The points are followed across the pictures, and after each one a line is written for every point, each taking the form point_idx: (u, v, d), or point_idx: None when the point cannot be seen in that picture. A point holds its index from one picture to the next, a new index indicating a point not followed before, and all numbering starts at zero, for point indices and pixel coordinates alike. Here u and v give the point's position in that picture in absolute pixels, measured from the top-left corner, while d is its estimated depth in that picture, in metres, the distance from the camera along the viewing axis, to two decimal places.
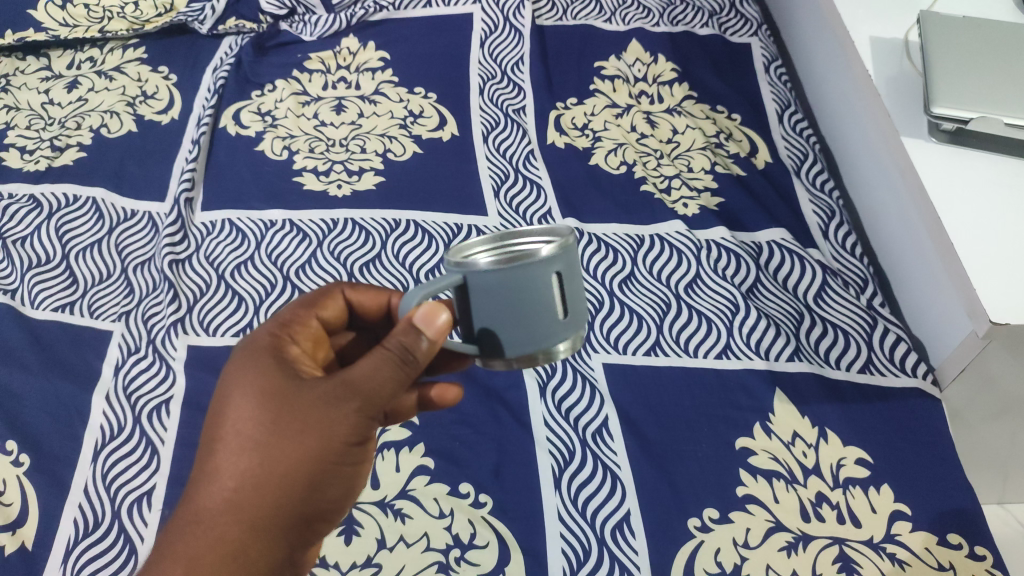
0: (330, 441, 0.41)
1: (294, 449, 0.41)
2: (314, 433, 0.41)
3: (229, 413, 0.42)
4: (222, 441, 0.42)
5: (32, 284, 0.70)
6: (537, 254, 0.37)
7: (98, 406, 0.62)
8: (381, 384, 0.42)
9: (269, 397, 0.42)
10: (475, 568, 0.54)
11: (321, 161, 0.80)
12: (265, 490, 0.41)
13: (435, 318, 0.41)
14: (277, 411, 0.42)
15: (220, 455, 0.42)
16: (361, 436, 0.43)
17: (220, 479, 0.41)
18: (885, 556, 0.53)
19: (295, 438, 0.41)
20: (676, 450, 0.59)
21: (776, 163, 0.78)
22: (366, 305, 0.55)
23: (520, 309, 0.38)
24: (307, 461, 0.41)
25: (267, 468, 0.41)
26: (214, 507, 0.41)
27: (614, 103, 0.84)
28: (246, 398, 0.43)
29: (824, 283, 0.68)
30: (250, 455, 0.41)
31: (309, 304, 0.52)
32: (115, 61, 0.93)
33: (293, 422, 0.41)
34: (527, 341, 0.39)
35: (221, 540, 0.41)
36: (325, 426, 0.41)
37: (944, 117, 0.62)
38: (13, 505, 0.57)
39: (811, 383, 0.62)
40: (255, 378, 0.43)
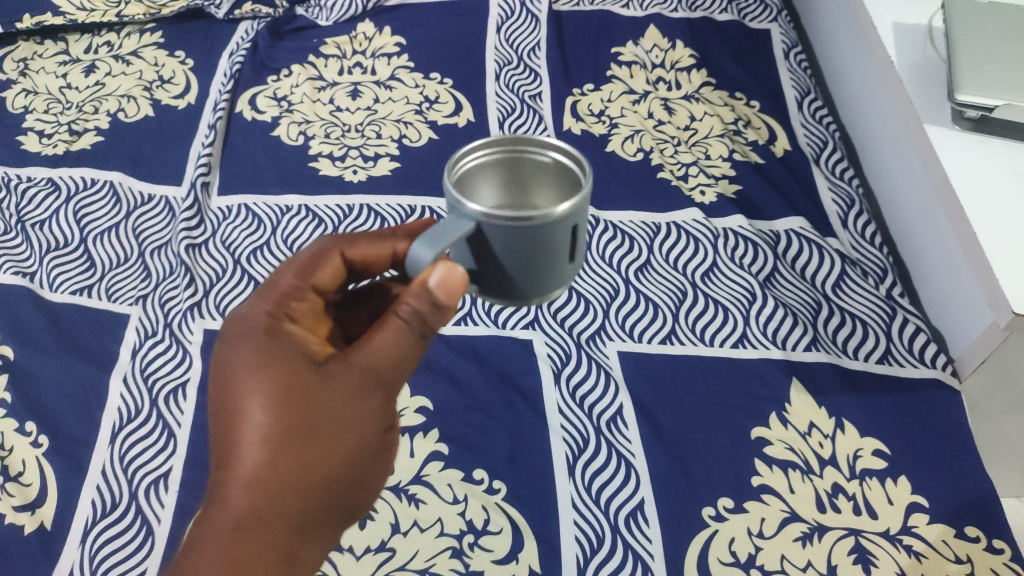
0: (356, 423, 0.43)
1: (324, 435, 0.42)
2: (340, 416, 0.42)
3: (247, 403, 0.42)
4: (242, 436, 0.42)
5: (50, 267, 0.71)
6: (557, 215, 0.36)
7: (115, 388, 0.63)
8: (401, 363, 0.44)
9: (285, 385, 0.42)
10: (488, 554, 0.54)
11: (337, 146, 0.80)
12: (296, 478, 0.41)
13: (453, 283, 0.40)
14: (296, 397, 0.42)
15: (244, 453, 0.42)
16: (382, 418, 0.45)
17: (248, 476, 0.41)
18: (902, 547, 0.53)
19: (322, 423, 0.42)
20: (691, 439, 0.59)
21: (795, 151, 0.77)
22: (363, 257, 0.51)
23: (531, 258, 0.38)
24: (336, 446, 0.42)
25: (295, 455, 0.41)
26: (245, 504, 0.41)
27: (631, 90, 0.83)
28: (260, 387, 0.42)
29: (843, 273, 0.67)
30: (277, 449, 0.41)
31: (301, 270, 0.49)
32: (132, 45, 0.94)
33: (317, 406, 0.42)
34: (529, 283, 0.41)
35: (257, 533, 0.41)
36: (350, 408, 0.43)
37: (967, 105, 0.61)
38: (32, 485, 0.58)
39: (828, 374, 0.61)
40: (270, 369, 0.43)
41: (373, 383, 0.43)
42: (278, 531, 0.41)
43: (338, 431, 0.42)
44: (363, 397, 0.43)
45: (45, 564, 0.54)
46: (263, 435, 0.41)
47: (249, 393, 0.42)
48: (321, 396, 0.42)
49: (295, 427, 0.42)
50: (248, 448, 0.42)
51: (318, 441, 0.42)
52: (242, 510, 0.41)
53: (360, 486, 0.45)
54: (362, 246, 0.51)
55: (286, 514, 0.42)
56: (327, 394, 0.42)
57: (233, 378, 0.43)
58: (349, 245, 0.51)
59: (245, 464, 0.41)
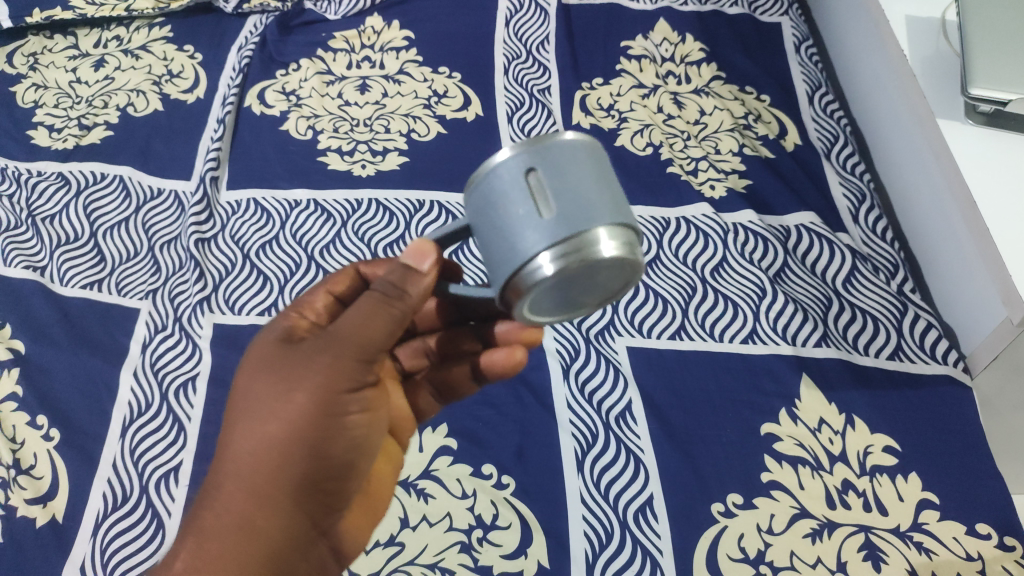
0: (319, 396, 0.42)
1: (291, 411, 0.42)
2: (302, 389, 0.43)
3: (238, 390, 0.45)
4: (233, 423, 0.44)
5: (60, 261, 0.71)
6: (552, 135, 0.35)
7: (126, 382, 0.63)
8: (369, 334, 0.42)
9: (268, 368, 0.44)
10: (497, 549, 0.54)
11: (346, 141, 0.80)
12: (267, 454, 0.43)
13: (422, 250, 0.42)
14: (270, 373, 0.44)
15: (232, 440, 0.44)
16: (354, 384, 0.44)
17: (233, 462, 0.43)
18: (912, 544, 0.53)
19: (286, 398, 0.43)
20: (701, 435, 0.59)
21: (805, 146, 0.76)
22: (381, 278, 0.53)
23: (539, 193, 0.34)
24: (300, 421, 0.42)
25: (268, 435, 0.43)
26: (231, 492, 0.43)
27: (641, 83, 0.83)
28: (249, 373, 0.45)
29: (854, 268, 0.67)
30: (253, 433, 0.43)
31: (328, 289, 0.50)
32: (141, 39, 0.93)
33: (286, 382, 0.43)
34: (549, 230, 0.34)
35: (240, 517, 0.43)
36: (311, 381, 0.43)
37: (981, 99, 0.61)
38: (44, 478, 0.58)
39: (839, 370, 0.61)
40: (257, 358, 0.45)
41: (341, 352, 0.43)
42: (253, 509, 0.43)
43: (301, 406, 0.42)
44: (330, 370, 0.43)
45: (58, 557, 0.55)
46: (243, 410, 0.44)
47: (240, 380, 0.45)
48: (289, 372, 0.43)
49: (266, 403, 0.43)
50: (236, 433, 0.44)
51: (283, 416, 0.43)
52: (224, 484, 0.43)
53: (342, 464, 0.44)
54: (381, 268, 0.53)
55: (261, 489, 0.43)
56: (296, 370, 0.43)
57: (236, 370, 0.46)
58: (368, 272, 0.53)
59: (232, 450, 0.43)
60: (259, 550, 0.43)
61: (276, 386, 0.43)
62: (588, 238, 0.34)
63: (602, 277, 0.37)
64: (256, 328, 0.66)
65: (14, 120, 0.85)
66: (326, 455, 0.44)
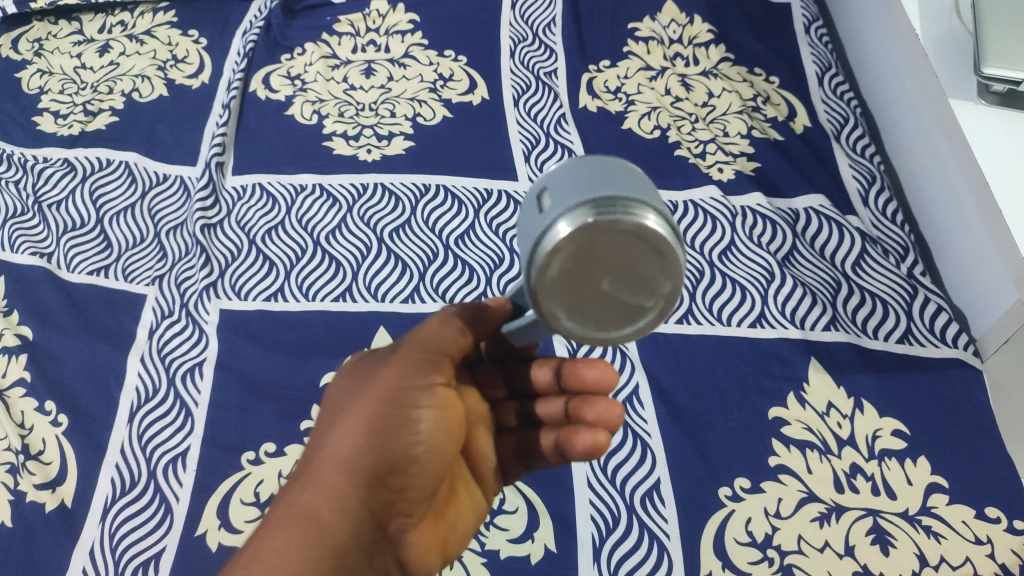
0: (390, 389, 0.45)
1: (365, 403, 0.45)
2: (374, 385, 0.46)
3: (328, 398, 0.49)
4: (318, 427, 0.47)
5: (67, 247, 0.71)
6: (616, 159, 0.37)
7: (133, 367, 0.63)
8: (433, 337, 0.46)
9: (354, 374, 0.48)
10: (503, 533, 0.54)
11: (351, 125, 0.80)
12: (341, 450, 0.45)
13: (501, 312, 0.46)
14: (352, 381, 0.47)
15: (316, 441, 0.47)
16: (427, 382, 0.46)
17: (312, 458, 0.46)
18: (921, 528, 0.53)
19: (362, 396, 0.46)
20: (708, 419, 0.58)
21: (815, 128, 0.75)
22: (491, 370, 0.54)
23: (584, 175, 0.34)
24: (372, 416, 0.45)
25: (344, 428, 0.45)
26: (305, 484, 0.45)
27: (648, 66, 0.82)
28: (337, 383, 0.49)
29: (863, 251, 0.66)
30: (334, 428, 0.46)
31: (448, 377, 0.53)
32: (145, 24, 0.93)
33: (364, 382, 0.46)
34: (579, 193, 0.33)
35: (308, 507, 0.44)
36: (381, 377, 0.46)
37: (994, 78, 0.59)
38: (53, 463, 0.59)
39: (847, 353, 0.61)
40: (347, 370, 0.49)
41: (409, 347, 0.46)
42: (320, 502, 0.44)
43: (375, 400, 0.45)
44: (399, 366, 0.46)
45: (68, 541, 0.55)
46: (329, 416, 0.47)
47: (330, 390, 0.49)
48: (366, 373, 0.47)
49: (346, 402, 0.47)
50: (319, 434, 0.47)
51: (355, 410, 0.46)
52: (300, 479, 0.45)
53: (409, 463, 0.45)
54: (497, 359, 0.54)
55: (331, 483, 0.44)
56: (369, 371, 0.47)
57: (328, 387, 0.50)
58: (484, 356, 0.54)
59: (313, 448, 0.46)
60: (324, 543, 0.43)
61: (356, 388, 0.47)
62: (615, 207, 0.32)
63: (634, 251, 0.33)
64: (262, 314, 0.66)
65: (20, 107, 0.85)
66: (394, 451, 0.45)
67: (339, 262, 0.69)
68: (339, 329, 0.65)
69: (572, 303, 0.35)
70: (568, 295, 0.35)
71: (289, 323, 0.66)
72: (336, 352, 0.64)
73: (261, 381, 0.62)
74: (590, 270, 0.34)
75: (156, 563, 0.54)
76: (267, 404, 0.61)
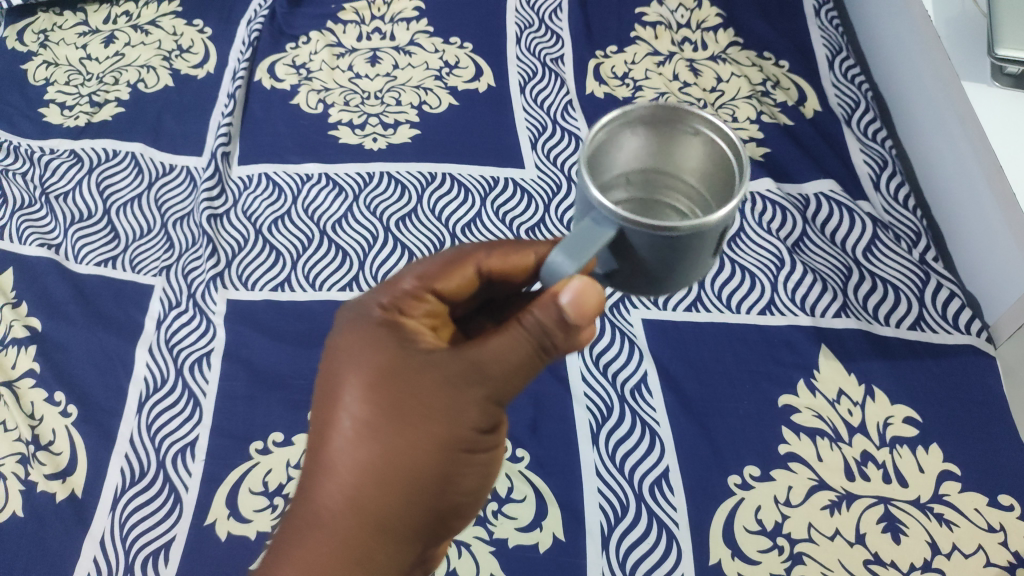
0: (447, 420, 0.38)
1: (416, 434, 0.38)
2: (424, 426, 0.38)
3: (346, 395, 0.40)
4: (340, 431, 0.39)
5: (75, 239, 0.72)
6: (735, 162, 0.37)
7: (141, 358, 0.64)
8: (510, 365, 0.38)
9: (383, 375, 0.39)
10: (512, 522, 0.54)
11: (356, 114, 0.79)
12: (382, 478, 0.38)
13: (591, 300, 0.35)
14: (387, 386, 0.39)
15: (340, 453, 0.39)
16: (489, 412, 0.39)
17: (339, 478, 0.39)
18: (933, 516, 0.52)
19: (408, 420, 0.38)
20: (717, 407, 0.58)
21: (825, 112, 0.74)
22: (504, 270, 0.44)
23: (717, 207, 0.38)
24: (425, 449, 0.38)
25: (389, 456, 0.38)
26: (335, 508, 0.39)
27: (656, 51, 0.81)
28: (358, 380, 0.40)
29: (874, 237, 0.65)
30: (368, 446, 0.38)
31: (422, 271, 0.44)
32: (150, 14, 0.92)
33: (408, 399, 0.38)
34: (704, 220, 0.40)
35: (344, 539, 0.38)
36: (436, 416, 0.38)
37: (1008, 59, 0.58)
38: (62, 453, 0.59)
39: (859, 340, 0.60)
40: (371, 360, 0.40)
41: (470, 383, 0.38)
42: (367, 537, 0.38)
43: (429, 434, 0.38)
44: (459, 405, 0.38)
45: (78, 529, 0.56)
46: (360, 428, 0.39)
47: (348, 382, 0.40)
48: (405, 399, 0.38)
49: (373, 431, 0.38)
50: (345, 445, 0.39)
51: (395, 454, 0.38)
52: (322, 525, 0.39)
53: (464, 496, 0.41)
54: (508, 247, 0.45)
55: (363, 536, 0.38)
56: (409, 399, 0.38)
57: (338, 368, 0.41)
58: (493, 248, 0.45)
59: (339, 463, 0.39)
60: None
61: (391, 414, 0.38)
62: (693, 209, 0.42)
63: (663, 149, 0.41)
64: (269, 304, 0.66)
65: (26, 98, 0.85)
66: (447, 485, 0.39)
67: (346, 252, 0.69)
68: None
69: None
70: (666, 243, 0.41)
71: (296, 312, 0.65)
72: None
73: (268, 371, 0.62)
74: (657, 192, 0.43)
75: (166, 552, 0.54)
76: (275, 395, 0.61)
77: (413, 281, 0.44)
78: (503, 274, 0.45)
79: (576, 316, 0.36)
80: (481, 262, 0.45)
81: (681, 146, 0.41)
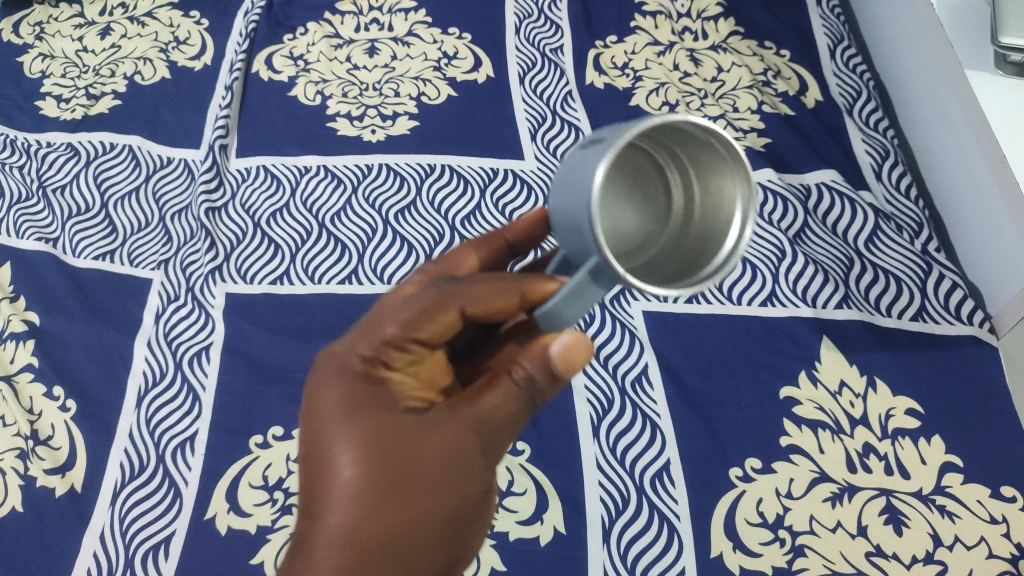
0: (451, 471, 0.41)
1: (422, 487, 0.40)
2: (426, 495, 0.40)
3: (342, 457, 0.40)
4: (341, 492, 0.40)
5: (72, 232, 0.71)
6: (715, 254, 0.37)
7: (140, 352, 0.63)
8: (508, 416, 0.41)
9: (382, 437, 0.40)
10: (513, 515, 0.54)
11: (355, 106, 0.79)
12: (392, 533, 0.40)
13: (578, 356, 0.41)
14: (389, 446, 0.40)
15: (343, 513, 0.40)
16: (488, 459, 0.42)
17: (344, 537, 0.40)
18: (935, 508, 0.52)
19: (414, 474, 0.40)
20: (718, 400, 0.58)
21: (827, 102, 0.74)
22: (487, 313, 0.42)
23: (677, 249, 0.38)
24: (430, 502, 0.40)
25: (395, 510, 0.40)
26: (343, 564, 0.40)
27: (656, 41, 0.80)
28: (354, 444, 0.40)
29: (877, 227, 0.65)
30: (373, 504, 0.40)
31: (405, 315, 0.41)
32: (146, 5, 0.91)
33: (411, 455, 0.40)
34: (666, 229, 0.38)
35: None
36: (437, 483, 0.40)
37: (1012, 48, 0.58)
38: (62, 448, 0.59)
39: (860, 331, 0.60)
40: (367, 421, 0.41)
41: (470, 437, 0.41)
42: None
43: (433, 484, 0.40)
44: (457, 472, 0.41)
45: (78, 525, 0.56)
46: (363, 489, 0.40)
47: (344, 444, 0.41)
48: (406, 457, 0.40)
49: (373, 501, 0.40)
50: (347, 503, 0.40)
51: (396, 524, 0.40)
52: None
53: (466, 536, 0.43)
54: (495, 287, 0.41)
55: None
56: (406, 470, 0.40)
57: (330, 428, 0.42)
58: (480, 290, 0.41)
59: (343, 521, 0.40)
60: None
61: (396, 470, 0.40)
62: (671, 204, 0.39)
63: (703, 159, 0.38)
64: (268, 297, 0.66)
65: (22, 91, 0.84)
66: (453, 530, 0.42)
67: (345, 245, 0.69)
68: (345, 312, 0.64)
69: (628, 212, 0.38)
70: (641, 207, 0.39)
71: (295, 305, 0.65)
72: (341, 334, 0.63)
73: (268, 365, 0.62)
74: (643, 144, 0.38)
75: (166, 546, 0.54)
76: (274, 388, 0.61)
77: (393, 330, 0.41)
78: (487, 315, 0.42)
79: (563, 368, 0.41)
80: (465, 304, 0.41)
81: (698, 135, 0.37)
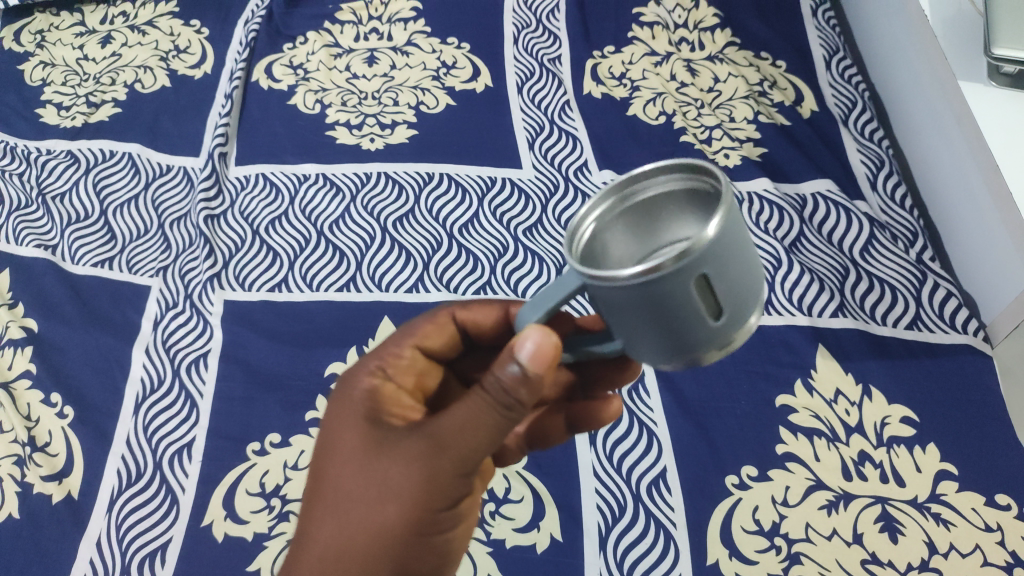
0: (419, 486, 0.38)
1: (386, 496, 0.39)
2: (391, 504, 0.39)
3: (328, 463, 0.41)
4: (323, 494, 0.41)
5: (71, 239, 0.71)
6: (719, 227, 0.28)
7: (138, 359, 0.63)
8: (477, 434, 0.38)
9: (364, 447, 0.41)
10: (509, 523, 0.54)
11: (354, 115, 0.79)
12: (358, 539, 0.39)
13: (545, 350, 0.36)
14: (368, 455, 0.40)
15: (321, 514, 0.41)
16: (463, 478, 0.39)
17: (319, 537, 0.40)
18: (930, 516, 0.52)
19: (382, 483, 0.39)
20: (715, 408, 0.58)
21: (822, 112, 0.74)
22: (477, 321, 0.49)
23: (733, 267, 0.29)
24: (393, 512, 0.39)
25: (362, 517, 0.39)
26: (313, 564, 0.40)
27: (653, 51, 0.81)
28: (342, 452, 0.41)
29: (872, 236, 0.65)
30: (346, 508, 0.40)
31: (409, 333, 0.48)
32: (147, 15, 0.92)
33: (383, 466, 0.39)
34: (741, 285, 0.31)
35: None
36: (400, 495, 0.39)
37: (1004, 58, 0.58)
38: (59, 455, 0.59)
39: (856, 340, 0.60)
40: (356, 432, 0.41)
41: (438, 453, 0.38)
42: None
43: (396, 497, 0.39)
44: (424, 486, 0.38)
45: (75, 532, 0.56)
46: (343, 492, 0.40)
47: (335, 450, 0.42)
48: (378, 466, 0.39)
49: (347, 505, 0.40)
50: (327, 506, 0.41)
51: (362, 531, 0.39)
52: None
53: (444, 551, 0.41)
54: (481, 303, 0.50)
55: None
56: (376, 477, 0.39)
57: (329, 434, 0.43)
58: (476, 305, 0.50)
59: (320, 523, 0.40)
60: None
61: (369, 478, 0.40)
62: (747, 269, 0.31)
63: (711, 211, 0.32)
64: (267, 304, 0.66)
65: (23, 98, 0.84)
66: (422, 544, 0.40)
67: (343, 252, 0.69)
68: (343, 319, 0.65)
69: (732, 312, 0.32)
70: None
71: (294, 313, 0.65)
72: (339, 342, 0.63)
73: (266, 372, 0.62)
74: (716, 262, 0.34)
75: (162, 553, 0.54)
76: (271, 396, 0.61)
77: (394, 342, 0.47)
78: (479, 326, 0.49)
79: (536, 367, 0.36)
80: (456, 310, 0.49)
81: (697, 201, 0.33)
